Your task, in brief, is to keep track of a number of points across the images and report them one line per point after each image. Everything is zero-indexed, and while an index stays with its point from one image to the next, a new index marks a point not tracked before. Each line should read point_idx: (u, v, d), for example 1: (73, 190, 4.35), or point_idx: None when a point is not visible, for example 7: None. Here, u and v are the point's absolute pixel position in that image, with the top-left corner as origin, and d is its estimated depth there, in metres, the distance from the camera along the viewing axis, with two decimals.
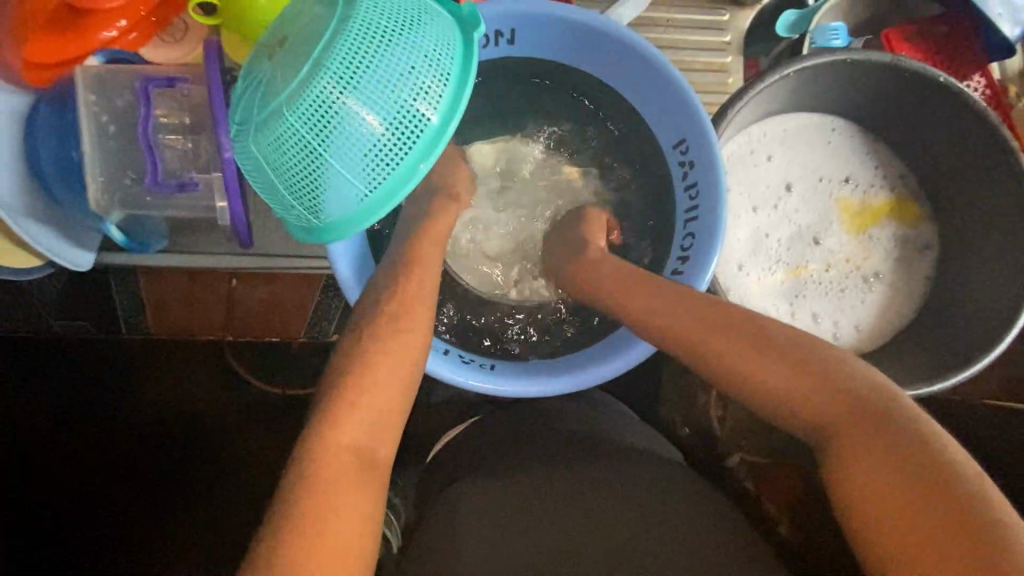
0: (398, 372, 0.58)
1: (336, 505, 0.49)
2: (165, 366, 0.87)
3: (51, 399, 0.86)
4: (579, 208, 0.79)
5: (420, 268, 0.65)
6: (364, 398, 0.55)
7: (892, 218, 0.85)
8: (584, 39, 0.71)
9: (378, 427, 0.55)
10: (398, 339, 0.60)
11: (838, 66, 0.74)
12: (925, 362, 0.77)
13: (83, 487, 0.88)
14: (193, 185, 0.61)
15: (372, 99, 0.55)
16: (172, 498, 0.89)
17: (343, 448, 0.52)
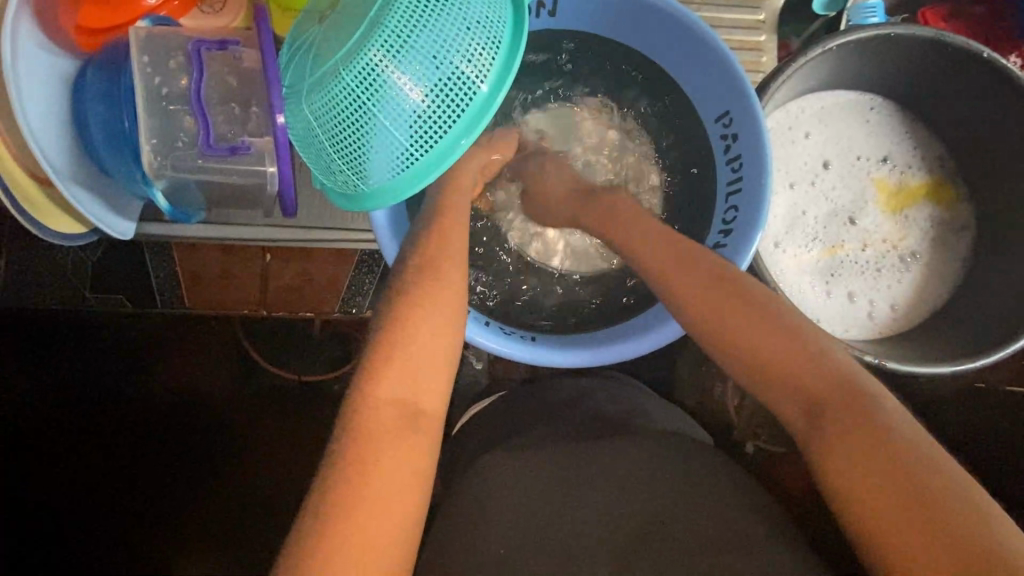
0: (443, 324, 0.57)
1: (385, 457, 0.48)
2: (197, 342, 0.90)
3: (82, 376, 0.88)
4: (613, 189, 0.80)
5: (465, 236, 0.64)
6: (407, 351, 0.54)
7: (929, 200, 0.85)
8: (628, 13, 0.72)
9: (423, 380, 0.54)
10: (440, 290, 0.58)
11: (882, 42, 0.73)
12: (962, 340, 0.76)
13: (98, 474, 0.90)
14: (245, 148, 0.60)
15: (423, 63, 0.55)
16: (183, 486, 0.92)
17: (389, 401, 0.51)
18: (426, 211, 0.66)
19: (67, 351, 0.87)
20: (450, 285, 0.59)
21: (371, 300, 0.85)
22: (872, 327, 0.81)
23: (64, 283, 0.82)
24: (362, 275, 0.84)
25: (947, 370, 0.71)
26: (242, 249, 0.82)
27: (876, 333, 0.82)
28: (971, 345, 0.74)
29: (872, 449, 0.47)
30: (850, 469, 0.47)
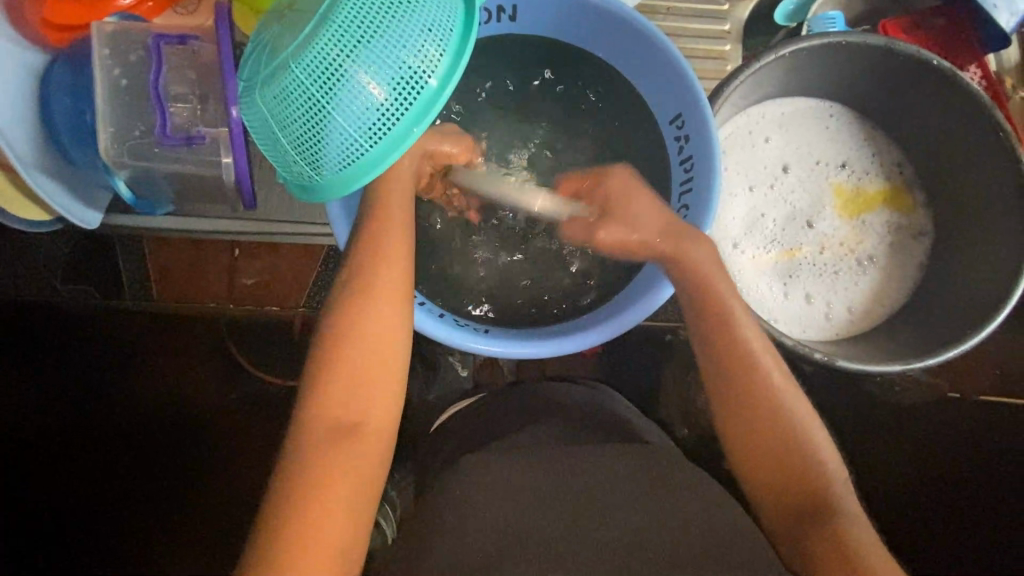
0: (385, 319, 0.58)
1: (340, 450, 0.54)
2: (159, 340, 0.90)
3: (54, 378, 0.91)
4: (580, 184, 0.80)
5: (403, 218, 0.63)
6: (352, 349, 0.57)
7: (886, 205, 0.86)
8: (584, 18, 0.75)
9: (371, 368, 0.57)
10: (380, 285, 0.59)
11: (834, 49, 0.75)
12: (922, 341, 0.77)
13: (80, 477, 0.93)
14: (199, 138, 0.64)
15: (374, 58, 0.57)
16: (171, 479, 0.94)
17: (340, 397, 0.56)
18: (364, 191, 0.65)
19: (47, 359, 0.90)
20: (390, 270, 0.60)
21: None
22: (829, 328, 0.82)
23: (37, 276, 0.83)
24: (334, 270, 0.85)
25: (898, 369, 0.71)
26: (212, 244, 0.84)
27: (834, 334, 0.82)
28: (924, 346, 0.75)
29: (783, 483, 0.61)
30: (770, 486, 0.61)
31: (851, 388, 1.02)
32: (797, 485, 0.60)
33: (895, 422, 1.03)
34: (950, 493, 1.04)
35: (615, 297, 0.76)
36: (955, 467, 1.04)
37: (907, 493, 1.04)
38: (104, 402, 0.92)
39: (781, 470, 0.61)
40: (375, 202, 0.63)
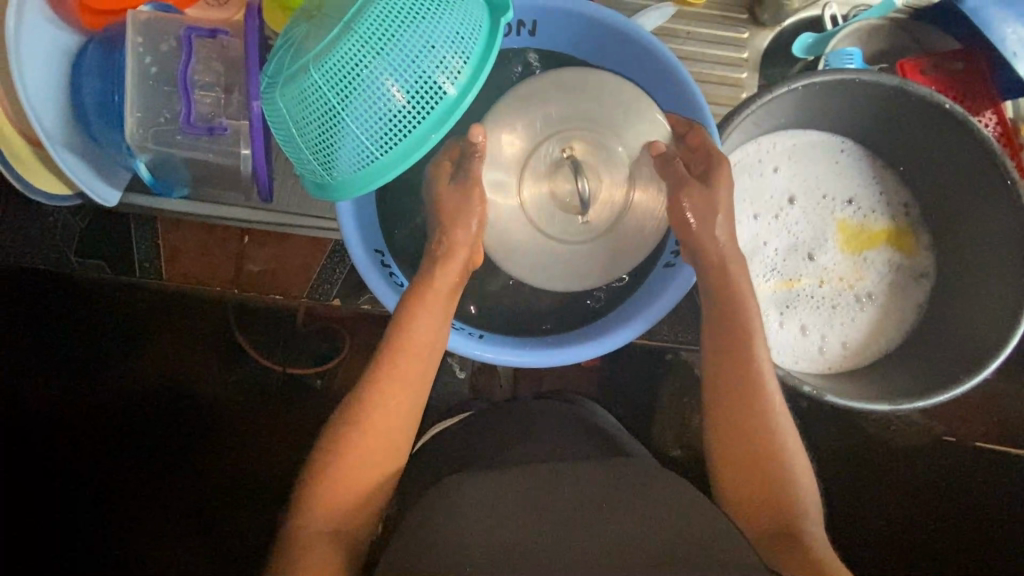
0: (397, 408, 0.63)
1: (342, 505, 0.60)
2: (179, 323, 1.00)
3: (76, 356, 1.01)
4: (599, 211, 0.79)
5: (452, 275, 0.68)
6: (367, 436, 0.62)
7: (890, 244, 0.86)
8: (602, 38, 0.77)
9: (398, 396, 0.63)
10: (398, 380, 0.64)
11: (848, 86, 0.76)
12: (916, 384, 0.76)
13: (87, 452, 1.04)
14: (221, 129, 0.66)
15: (394, 67, 0.59)
16: (176, 457, 1.05)
17: (353, 474, 0.61)
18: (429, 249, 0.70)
19: (66, 339, 1.00)
20: (426, 315, 0.65)
21: (346, 293, 0.87)
22: (821, 362, 0.83)
23: (53, 247, 0.86)
24: (339, 265, 0.86)
25: (886, 409, 0.71)
26: (225, 228, 0.86)
27: (826, 367, 0.83)
28: (917, 389, 0.75)
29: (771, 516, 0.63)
30: (757, 516, 0.63)
31: (841, 422, 1.02)
32: (779, 513, 0.63)
33: (884, 461, 1.03)
34: (935, 540, 1.03)
35: (611, 313, 0.78)
36: (945, 512, 1.03)
37: (893, 533, 1.04)
38: (115, 377, 1.03)
39: (769, 492, 0.64)
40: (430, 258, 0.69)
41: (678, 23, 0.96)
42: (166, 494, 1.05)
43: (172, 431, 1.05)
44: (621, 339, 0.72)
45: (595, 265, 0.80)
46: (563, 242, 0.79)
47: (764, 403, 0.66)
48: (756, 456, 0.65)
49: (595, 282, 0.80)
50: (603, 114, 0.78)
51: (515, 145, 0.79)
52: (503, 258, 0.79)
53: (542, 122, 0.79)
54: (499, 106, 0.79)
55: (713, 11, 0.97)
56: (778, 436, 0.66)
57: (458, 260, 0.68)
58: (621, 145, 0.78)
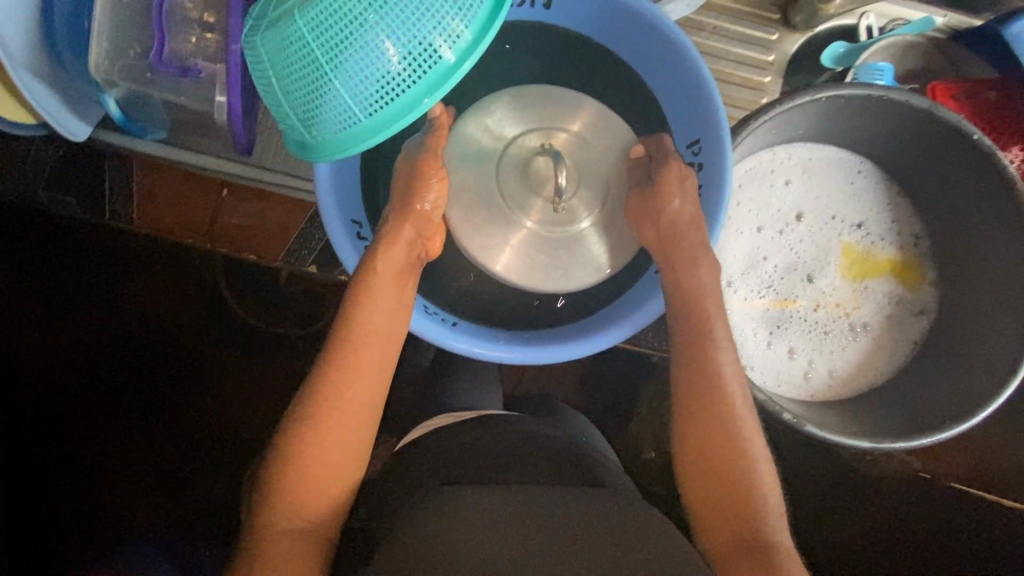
0: (357, 408, 0.61)
1: (297, 490, 0.58)
2: (150, 269, 0.97)
3: (43, 289, 0.98)
4: (571, 206, 0.73)
5: (400, 251, 0.64)
6: (324, 421, 0.60)
7: (893, 275, 0.83)
8: (620, 21, 0.72)
9: (354, 381, 0.61)
10: (357, 377, 0.61)
11: (874, 103, 0.71)
12: (900, 423, 0.73)
13: (45, 389, 1.01)
14: (197, 71, 0.62)
15: (390, 23, 0.54)
16: (136, 405, 1.02)
17: (316, 476, 0.59)
18: (380, 226, 0.66)
19: (36, 271, 0.97)
20: (379, 294, 0.63)
21: (325, 260, 0.83)
22: (805, 389, 0.80)
23: (19, 176, 0.81)
24: (321, 230, 0.82)
25: (866, 446, 0.69)
26: (202, 179, 0.81)
27: (809, 395, 0.80)
28: (901, 429, 0.72)
29: (741, 536, 0.59)
30: (725, 536, 0.60)
31: (819, 450, 1.00)
32: (749, 530, 0.59)
33: (856, 495, 1.01)
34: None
35: (592, 317, 0.75)
36: (911, 555, 1.02)
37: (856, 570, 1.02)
38: (81, 318, 1.00)
39: (740, 509, 0.60)
40: (379, 234, 0.65)
41: (705, 16, 0.91)
42: (119, 445, 1.02)
43: (133, 382, 1.02)
44: (599, 345, 0.68)
45: (573, 263, 0.72)
46: (542, 239, 0.72)
47: (738, 420, 0.63)
48: (729, 476, 0.61)
49: (576, 283, 0.72)
50: (574, 105, 0.74)
51: (494, 143, 0.73)
52: (487, 259, 0.71)
53: (525, 109, 0.74)
54: (476, 107, 0.73)
55: (744, 7, 0.92)
56: (751, 455, 0.62)
57: (407, 241, 0.65)
58: (596, 143, 0.74)
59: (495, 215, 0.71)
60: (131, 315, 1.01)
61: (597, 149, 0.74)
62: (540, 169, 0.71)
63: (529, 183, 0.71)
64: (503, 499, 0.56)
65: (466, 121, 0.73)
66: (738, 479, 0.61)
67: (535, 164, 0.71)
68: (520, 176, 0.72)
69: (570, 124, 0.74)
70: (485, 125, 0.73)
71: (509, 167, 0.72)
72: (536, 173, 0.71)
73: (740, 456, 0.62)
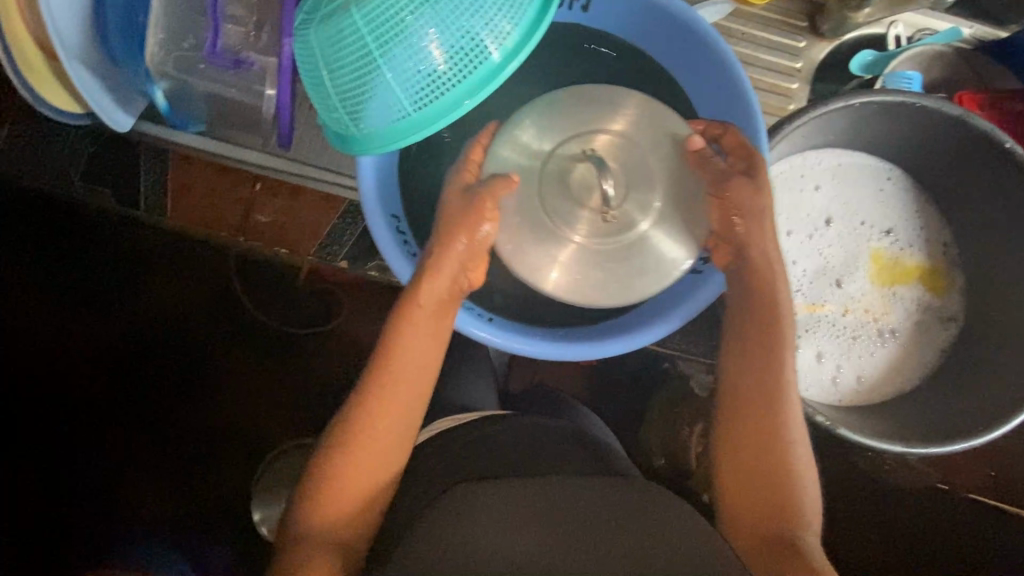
0: (402, 407, 0.63)
1: (342, 493, 0.60)
2: (172, 262, 0.99)
3: (61, 279, 0.98)
4: (624, 211, 0.70)
5: (449, 270, 0.64)
6: (370, 422, 0.62)
7: (921, 282, 0.83)
8: (657, 25, 0.73)
9: (398, 385, 0.63)
10: (402, 383, 0.63)
11: (908, 110, 0.72)
12: (929, 429, 0.73)
13: (62, 380, 1.01)
14: (248, 63, 0.65)
15: (441, 23, 0.55)
16: (155, 397, 1.03)
17: (360, 478, 0.60)
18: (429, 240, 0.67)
19: (54, 261, 0.97)
20: (426, 312, 0.64)
21: (355, 256, 0.83)
22: (834, 393, 0.80)
23: (58, 166, 0.82)
24: (351, 226, 0.83)
25: (896, 449, 0.69)
26: (235, 174, 0.81)
27: (838, 400, 0.80)
28: (932, 435, 0.72)
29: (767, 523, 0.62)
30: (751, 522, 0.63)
31: (836, 456, 1.00)
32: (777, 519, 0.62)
33: (869, 506, 1.01)
34: None
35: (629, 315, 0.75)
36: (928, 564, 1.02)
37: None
38: (100, 308, 1.01)
39: (769, 500, 0.62)
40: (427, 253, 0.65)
41: (734, 22, 0.92)
42: (136, 436, 1.02)
43: (152, 374, 1.03)
44: (641, 340, 0.68)
45: (631, 270, 0.70)
46: (595, 252, 0.70)
47: (773, 420, 0.63)
48: (760, 466, 0.64)
49: (637, 294, 0.70)
50: (618, 109, 0.73)
51: (532, 159, 0.72)
52: (545, 281, 0.70)
53: (558, 123, 0.73)
54: (505, 128, 0.72)
55: (772, 14, 0.93)
56: (785, 448, 0.64)
57: (455, 269, 0.64)
58: (648, 142, 0.72)
59: (539, 232, 0.70)
60: (150, 307, 1.02)
61: (652, 152, 0.72)
62: (586, 177, 0.69)
63: (574, 195, 0.70)
64: (541, 487, 0.56)
65: (500, 140, 0.72)
66: (769, 471, 0.63)
67: (577, 172, 0.70)
68: (563, 190, 0.70)
69: (613, 130, 0.72)
70: (517, 142, 0.72)
71: (553, 181, 0.70)
72: (581, 184, 0.69)
73: (770, 449, 0.64)
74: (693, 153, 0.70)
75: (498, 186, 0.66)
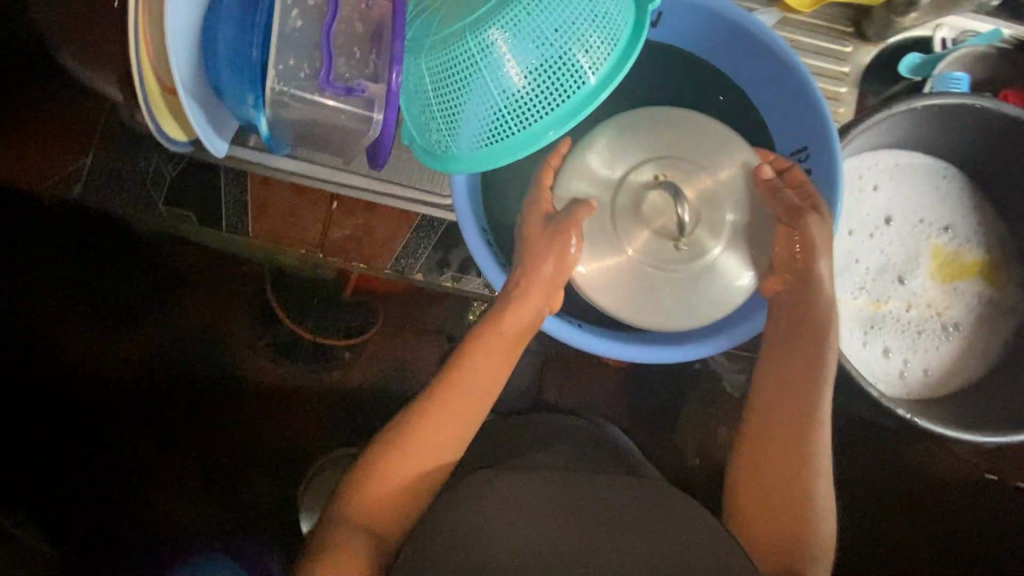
0: (474, 400, 0.67)
1: (404, 463, 0.63)
2: (230, 271, 1.10)
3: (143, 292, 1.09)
4: (697, 238, 0.71)
5: (535, 294, 0.67)
6: (443, 407, 0.65)
7: (980, 276, 0.85)
8: (726, 38, 0.76)
9: (473, 378, 0.67)
10: (474, 378, 0.67)
11: (969, 112, 0.74)
12: (995, 418, 0.76)
13: (145, 386, 1.10)
14: (360, 91, 0.63)
15: (541, 48, 0.58)
16: (227, 401, 1.11)
17: (422, 455, 0.64)
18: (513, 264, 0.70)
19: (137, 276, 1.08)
20: (503, 326, 0.67)
21: (428, 268, 0.86)
22: (901, 387, 0.82)
23: (141, 190, 0.85)
24: (424, 239, 0.86)
25: (969, 438, 0.71)
26: (313, 192, 0.84)
27: (905, 393, 0.82)
28: (1002, 424, 0.74)
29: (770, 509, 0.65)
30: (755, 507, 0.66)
31: (885, 446, 1.03)
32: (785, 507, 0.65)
33: (906, 496, 1.04)
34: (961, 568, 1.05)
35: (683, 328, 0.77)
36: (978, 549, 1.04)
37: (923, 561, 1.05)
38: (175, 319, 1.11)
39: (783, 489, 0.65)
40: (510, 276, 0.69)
41: (783, 30, 0.95)
42: (211, 437, 1.11)
43: (222, 378, 1.11)
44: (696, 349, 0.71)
45: (700, 297, 0.71)
46: (654, 275, 0.70)
47: (807, 419, 0.66)
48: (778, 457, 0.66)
49: (701, 317, 0.70)
50: (694, 138, 0.73)
51: (600, 181, 0.72)
52: (598, 297, 0.71)
53: (634, 148, 0.73)
54: (579, 147, 0.73)
55: (819, 21, 0.95)
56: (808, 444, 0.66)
57: (537, 305, 0.67)
58: (723, 169, 0.72)
59: (613, 258, 0.71)
60: (213, 314, 1.11)
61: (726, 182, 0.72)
62: (657, 205, 0.70)
63: (642, 220, 0.70)
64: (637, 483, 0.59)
65: (569, 164, 0.73)
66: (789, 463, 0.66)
67: (650, 198, 0.71)
68: (629, 215, 0.71)
69: (687, 158, 0.72)
70: (587, 164, 0.72)
71: (621, 205, 0.71)
72: (653, 211, 0.70)
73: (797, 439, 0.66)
74: (763, 183, 0.71)
75: (581, 214, 0.68)
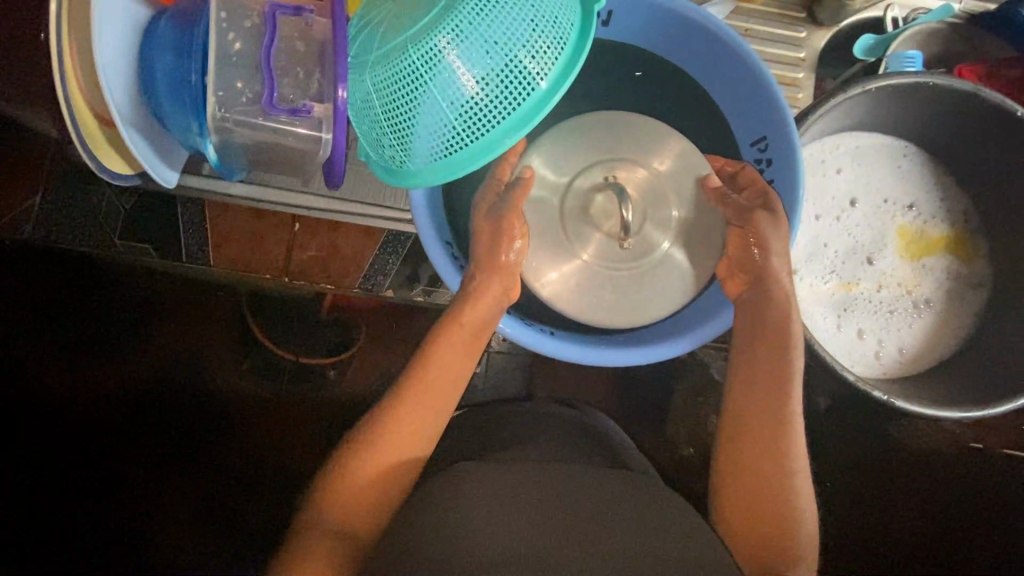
0: (439, 400, 0.65)
1: (369, 465, 0.61)
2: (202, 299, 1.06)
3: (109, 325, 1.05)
4: (642, 237, 0.76)
5: (491, 298, 0.68)
6: (408, 408, 0.64)
7: (947, 251, 0.86)
8: (678, 33, 0.75)
9: (440, 376, 0.65)
10: (438, 375, 0.65)
11: (923, 91, 0.75)
12: (971, 391, 0.76)
13: (121, 420, 1.07)
14: (306, 111, 0.61)
15: (488, 56, 0.57)
16: (207, 428, 1.08)
17: (388, 455, 0.62)
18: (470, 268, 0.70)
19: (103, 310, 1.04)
20: (463, 325, 0.67)
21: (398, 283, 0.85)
22: (879, 368, 0.82)
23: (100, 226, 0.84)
24: (392, 255, 0.84)
25: (949, 414, 0.71)
26: (274, 216, 0.83)
27: (883, 373, 0.82)
28: (979, 397, 0.74)
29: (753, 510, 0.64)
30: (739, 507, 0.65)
31: (870, 423, 1.04)
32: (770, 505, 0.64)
33: (894, 471, 1.05)
34: (951, 537, 1.06)
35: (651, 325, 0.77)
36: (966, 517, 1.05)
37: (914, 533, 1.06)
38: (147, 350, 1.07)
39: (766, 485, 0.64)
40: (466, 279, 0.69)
41: (737, 20, 0.95)
42: (195, 466, 1.08)
43: (199, 407, 1.09)
44: (658, 352, 0.71)
45: (647, 293, 0.76)
46: (605, 273, 0.76)
47: (785, 416, 0.66)
48: (758, 455, 0.65)
49: (646, 313, 0.76)
50: (642, 142, 0.77)
51: (552, 187, 0.77)
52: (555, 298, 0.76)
53: (584, 152, 0.78)
54: (531, 152, 0.77)
55: (772, 9, 0.96)
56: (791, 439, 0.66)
57: (496, 298, 0.68)
58: (669, 174, 0.77)
59: (569, 262, 0.76)
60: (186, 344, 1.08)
61: (673, 181, 0.77)
62: (604, 208, 0.76)
63: (593, 222, 0.76)
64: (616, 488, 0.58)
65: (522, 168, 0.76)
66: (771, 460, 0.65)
67: (597, 201, 0.76)
68: (578, 219, 0.76)
69: (632, 160, 0.77)
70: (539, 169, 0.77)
71: (571, 209, 0.76)
72: (600, 212, 0.76)
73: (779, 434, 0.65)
74: (711, 191, 0.73)
75: (518, 199, 0.69)
